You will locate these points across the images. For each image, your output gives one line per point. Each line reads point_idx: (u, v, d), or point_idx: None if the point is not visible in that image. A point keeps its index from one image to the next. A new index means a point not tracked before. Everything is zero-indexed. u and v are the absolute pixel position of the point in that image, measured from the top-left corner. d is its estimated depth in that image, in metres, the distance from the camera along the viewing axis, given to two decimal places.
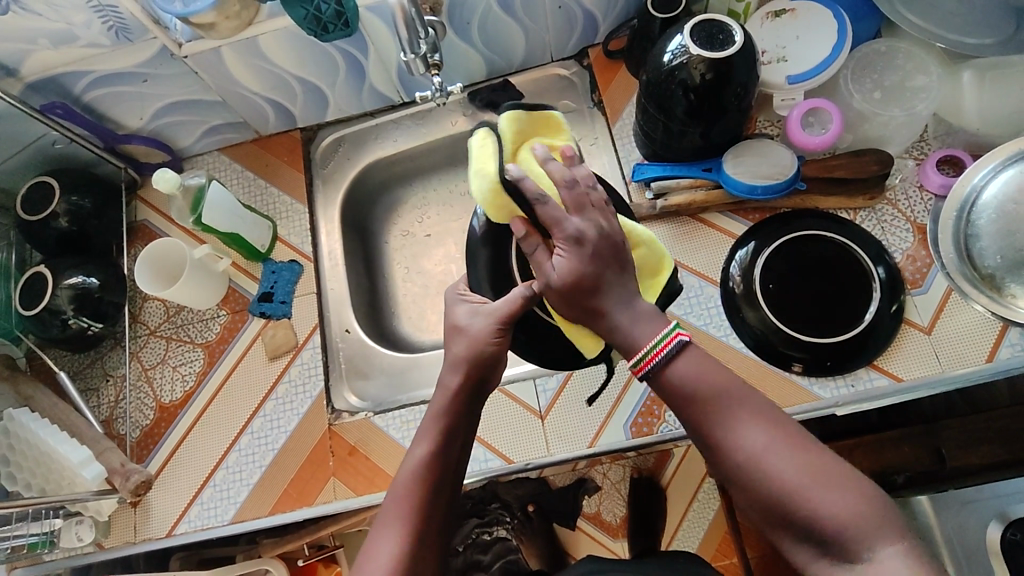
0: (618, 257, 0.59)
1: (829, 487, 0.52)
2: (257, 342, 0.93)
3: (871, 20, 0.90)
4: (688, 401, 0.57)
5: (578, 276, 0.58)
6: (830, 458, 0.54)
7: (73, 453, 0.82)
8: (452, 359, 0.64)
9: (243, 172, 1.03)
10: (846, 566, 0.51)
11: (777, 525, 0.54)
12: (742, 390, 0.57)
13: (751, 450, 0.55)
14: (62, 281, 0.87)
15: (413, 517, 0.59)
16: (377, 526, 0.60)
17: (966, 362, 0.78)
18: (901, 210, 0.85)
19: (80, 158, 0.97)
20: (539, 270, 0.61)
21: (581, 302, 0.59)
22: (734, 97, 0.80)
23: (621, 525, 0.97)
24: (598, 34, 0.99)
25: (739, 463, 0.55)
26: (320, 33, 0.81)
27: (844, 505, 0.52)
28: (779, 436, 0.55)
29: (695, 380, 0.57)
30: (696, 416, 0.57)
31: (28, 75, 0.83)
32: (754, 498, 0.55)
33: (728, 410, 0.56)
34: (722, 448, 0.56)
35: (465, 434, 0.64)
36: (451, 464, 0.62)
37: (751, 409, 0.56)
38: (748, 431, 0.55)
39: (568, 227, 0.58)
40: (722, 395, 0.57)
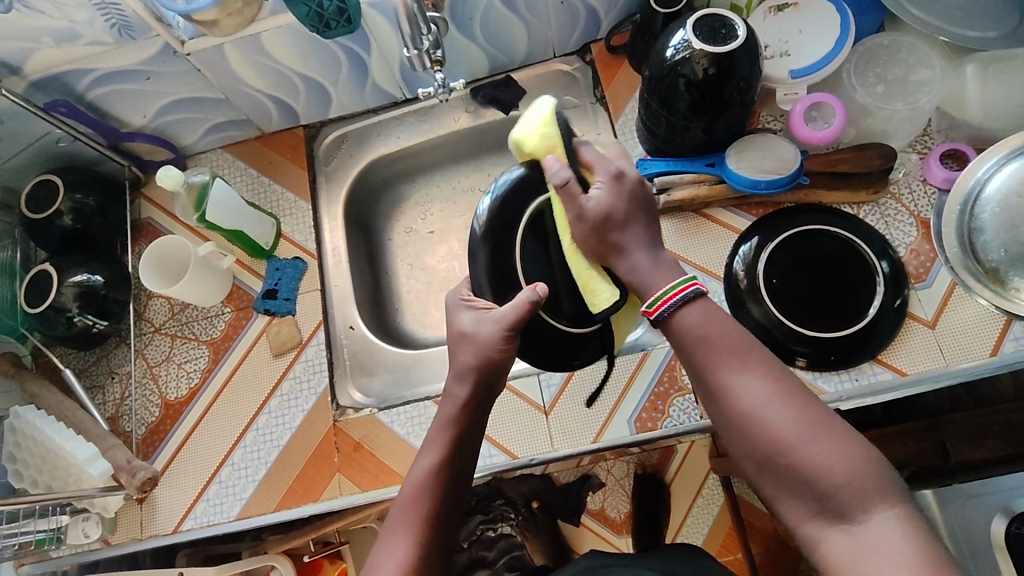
0: (646, 206, 0.65)
1: (828, 443, 0.54)
2: (262, 338, 0.93)
3: (874, 14, 0.90)
4: (696, 350, 0.59)
5: (612, 208, 0.63)
6: (830, 417, 0.56)
7: (80, 450, 0.83)
8: (460, 366, 0.64)
9: (246, 169, 1.03)
10: (840, 526, 0.52)
11: (772, 479, 0.56)
12: (750, 347, 0.59)
13: (754, 401, 0.57)
14: (67, 279, 0.88)
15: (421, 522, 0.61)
16: (387, 534, 0.62)
17: (970, 357, 0.78)
18: (905, 204, 0.85)
19: (84, 156, 0.97)
20: (571, 200, 0.63)
21: (611, 233, 0.63)
22: (737, 92, 0.80)
23: (626, 521, 0.97)
24: (601, 30, 0.99)
25: (742, 415, 0.57)
26: (322, 29, 0.81)
27: (840, 461, 0.53)
28: (782, 392, 0.57)
29: (704, 331, 0.59)
30: (702, 366, 0.59)
31: (31, 73, 0.83)
32: (753, 450, 0.56)
33: (735, 364, 0.58)
34: (724, 400, 0.58)
35: (473, 441, 0.65)
36: (460, 469, 0.64)
37: (757, 364, 0.58)
38: (752, 384, 0.57)
39: (610, 166, 0.65)
40: (730, 349, 0.59)
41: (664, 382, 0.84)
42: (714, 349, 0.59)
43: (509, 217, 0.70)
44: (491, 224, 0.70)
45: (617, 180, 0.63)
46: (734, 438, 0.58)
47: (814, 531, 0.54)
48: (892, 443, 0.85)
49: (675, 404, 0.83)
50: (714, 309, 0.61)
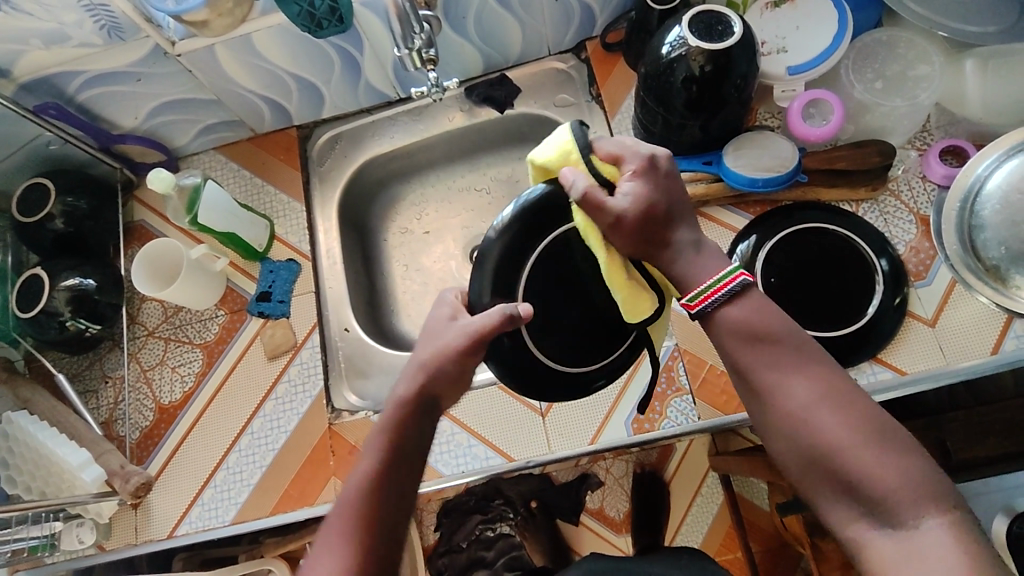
0: (681, 188, 0.59)
1: (879, 448, 0.51)
2: (256, 341, 0.93)
3: (872, 9, 0.89)
4: (740, 348, 0.56)
5: (650, 203, 0.57)
6: (883, 420, 0.53)
7: (72, 455, 0.82)
8: (410, 371, 0.62)
9: (239, 171, 1.02)
10: (888, 532, 0.50)
11: (817, 482, 0.53)
12: (798, 342, 0.56)
13: (802, 402, 0.54)
14: (59, 282, 0.87)
15: (354, 532, 0.57)
16: (321, 541, 0.58)
17: (970, 355, 0.78)
18: (904, 201, 0.84)
19: (74, 159, 0.96)
20: (601, 207, 0.56)
21: (648, 232, 0.57)
22: (734, 89, 0.79)
23: (625, 520, 0.96)
24: (596, 27, 0.98)
25: (787, 415, 0.54)
26: (314, 29, 0.80)
27: (891, 467, 0.51)
28: (832, 393, 0.54)
29: (751, 327, 0.56)
30: (746, 365, 0.56)
31: (21, 75, 0.82)
32: (798, 453, 0.54)
33: (781, 361, 0.56)
34: (770, 399, 0.55)
35: (416, 452, 0.61)
36: (401, 476, 0.60)
37: (806, 363, 0.55)
38: (800, 385, 0.55)
39: (640, 152, 0.58)
40: (777, 346, 0.56)
41: (662, 383, 0.84)
42: (760, 347, 0.56)
43: (533, 229, 0.65)
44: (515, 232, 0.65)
45: (648, 172, 0.57)
46: (777, 440, 0.55)
47: (860, 537, 0.51)
48: None
49: (672, 405, 0.83)
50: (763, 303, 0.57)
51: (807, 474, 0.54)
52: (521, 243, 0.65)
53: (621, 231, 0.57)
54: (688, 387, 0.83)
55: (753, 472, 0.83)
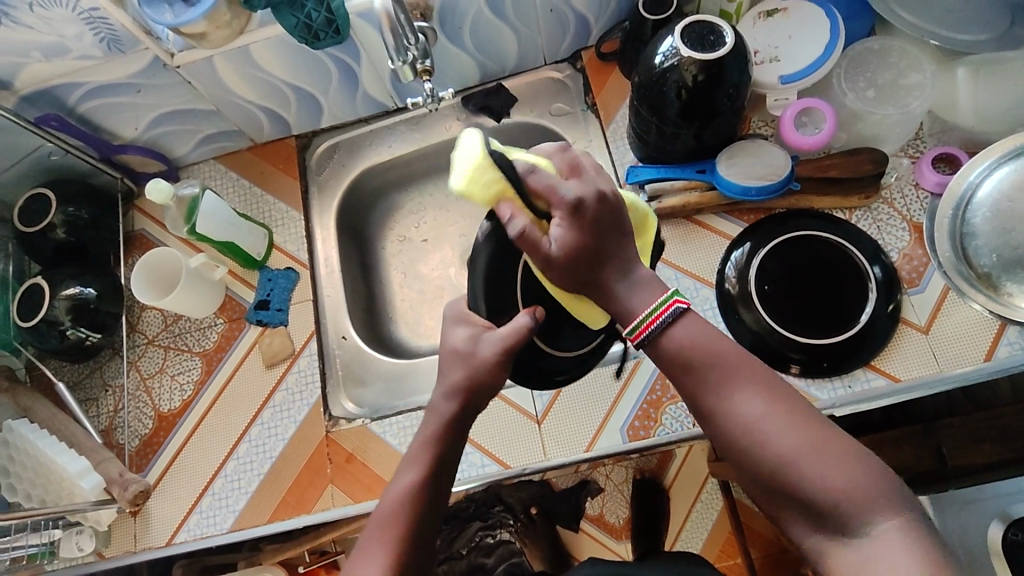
0: (616, 222, 0.57)
1: (828, 460, 0.51)
2: (255, 349, 0.93)
3: (863, 19, 0.90)
4: (683, 371, 0.56)
5: (580, 248, 0.56)
6: (831, 431, 0.53)
7: (72, 463, 0.83)
8: (448, 385, 0.62)
9: (238, 180, 1.03)
10: (844, 542, 0.50)
11: (773, 497, 0.53)
12: (739, 358, 0.55)
13: (749, 421, 0.54)
14: (59, 292, 0.88)
15: (398, 540, 0.58)
16: (361, 548, 0.59)
17: (964, 361, 0.78)
18: (897, 209, 0.85)
19: (75, 169, 0.97)
20: (531, 250, 0.57)
21: (578, 271, 0.57)
22: (727, 98, 0.79)
23: (625, 526, 0.97)
24: (591, 36, 0.99)
25: (735, 434, 0.54)
26: (311, 41, 0.81)
27: (842, 477, 0.51)
28: (777, 408, 0.54)
29: (693, 348, 0.55)
30: (692, 387, 0.56)
31: (22, 87, 0.84)
32: (749, 470, 0.54)
33: (724, 380, 0.55)
34: (719, 420, 0.55)
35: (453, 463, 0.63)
36: (440, 491, 0.61)
37: (751, 379, 0.55)
38: (746, 403, 0.54)
39: (565, 194, 0.56)
40: (720, 364, 0.55)
41: (657, 390, 0.84)
42: (704, 366, 0.55)
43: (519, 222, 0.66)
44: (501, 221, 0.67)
45: (576, 215, 0.55)
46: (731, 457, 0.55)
47: (820, 548, 0.51)
48: None
49: (668, 412, 0.83)
50: (702, 322, 0.56)
51: (764, 489, 0.54)
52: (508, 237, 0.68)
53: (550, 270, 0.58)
54: None
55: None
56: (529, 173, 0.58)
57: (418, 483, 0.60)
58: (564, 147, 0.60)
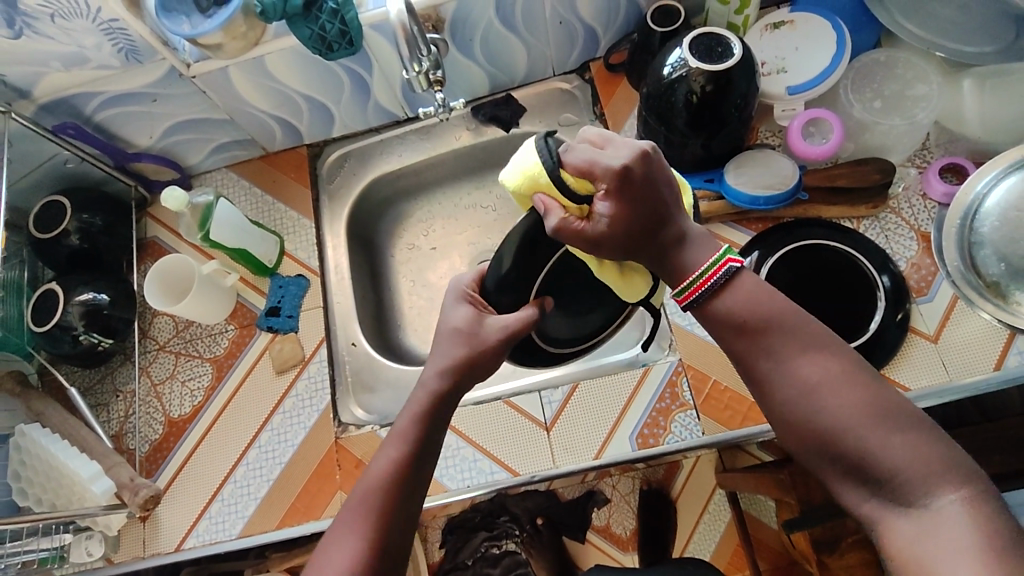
0: (658, 190, 0.58)
1: (887, 426, 0.52)
2: (265, 356, 0.94)
3: (869, 31, 0.91)
4: (739, 331, 0.57)
5: (629, 220, 0.58)
6: (891, 398, 0.53)
7: (84, 468, 0.84)
8: (441, 365, 0.63)
9: (250, 189, 1.04)
10: (899, 512, 0.51)
11: (829, 464, 0.54)
12: (797, 323, 0.56)
13: (808, 385, 0.54)
14: (73, 298, 0.89)
15: (375, 516, 0.57)
16: (339, 521, 0.58)
17: (974, 371, 0.78)
18: (905, 218, 0.85)
19: (89, 177, 0.98)
20: (574, 232, 0.59)
21: (627, 241, 0.59)
22: (734, 109, 0.80)
23: (632, 538, 0.96)
24: (600, 48, 1.00)
25: (791, 398, 0.55)
26: (325, 52, 0.83)
27: (902, 447, 0.51)
28: (836, 374, 0.54)
29: (750, 311, 0.56)
30: (748, 350, 0.57)
31: (41, 96, 0.85)
32: (805, 437, 0.55)
33: (781, 345, 0.56)
34: (775, 385, 0.56)
35: (435, 441, 0.62)
36: (423, 465, 0.61)
37: (809, 343, 0.56)
38: (805, 367, 0.55)
39: (604, 169, 0.57)
40: (776, 329, 0.56)
41: (666, 398, 0.84)
42: (763, 332, 0.56)
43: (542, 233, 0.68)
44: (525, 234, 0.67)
45: (615, 188, 0.57)
46: (785, 424, 0.56)
47: (875, 518, 0.52)
48: None
49: (677, 420, 0.83)
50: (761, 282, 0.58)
51: (819, 457, 0.54)
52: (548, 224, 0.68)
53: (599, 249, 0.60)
54: (692, 402, 0.84)
55: (758, 488, 0.84)
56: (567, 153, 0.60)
57: (403, 457, 0.60)
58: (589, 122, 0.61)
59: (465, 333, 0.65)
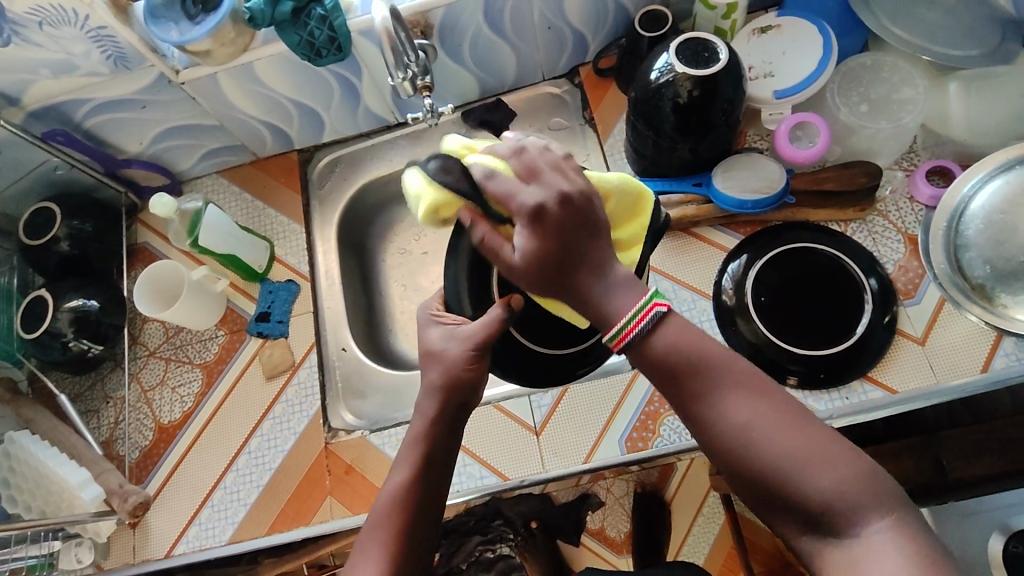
0: (581, 227, 0.56)
1: (819, 460, 0.51)
2: (255, 361, 0.94)
3: (856, 35, 0.92)
4: (665, 375, 0.56)
5: (545, 254, 0.56)
6: (817, 432, 0.53)
7: (73, 474, 0.83)
8: (427, 384, 0.63)
9: (241, 194, 1.04)
10: (835, 545, 0.50)
11: (764, 500, 0.53)
12: (724, 360, 0.55)
13: (736, 428, 0.53)
14: (62, 304, 0.89)
15: (389, 544, 0.59)
16: (357, 551, 0.60)
17: (961, 373, 0.78)
18: (892, 221, 0.86)
19: (79, 184, 0.98)
20: (495, 253, 0.59)
21: (544, 278, 0.57)
22: (721, 113, 0.81)
23: (625, 541, 0.96)
24: (589, 53, 1.00)
25: (722, 437, 0.54)
26: (314, 58, 0.83)
27: (834, 482, 0.51)
28: (763, 412, 0.53)
29: (678, 351, 0.55)
30: (677, 392, 0.56)
31: (29, 103, 0.85)
32: (740, 475, 0.54)
33: (710, 383, 0.55)
34: (708, 424, 0.55)
35: (443, 460, 0.63)
36: (432, 491, 0.61)
37: (735, 382, 0.55)
38: (731, 409, 0.54)
39: (523, 201, 0.57)
40: (705, 368, 0.55)
41: (655, 402, 0.84)
42: (693, 371, 0.55)
43: None
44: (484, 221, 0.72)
45: (536, 223, 0.56)
46: (721, 461, 0.55)
47: (813, 551, 0.51)
48: (887, 459, 0.84)
49: (666, 424, 0.83)
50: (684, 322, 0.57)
51: (754, 494, 0.54)
52: None
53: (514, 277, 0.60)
54: None
55: None
56: (488, 177, 0.58)
57: (406, 487, 0.61)
58: (519, 145, 0.60)
59: (438, 359, 0.63)
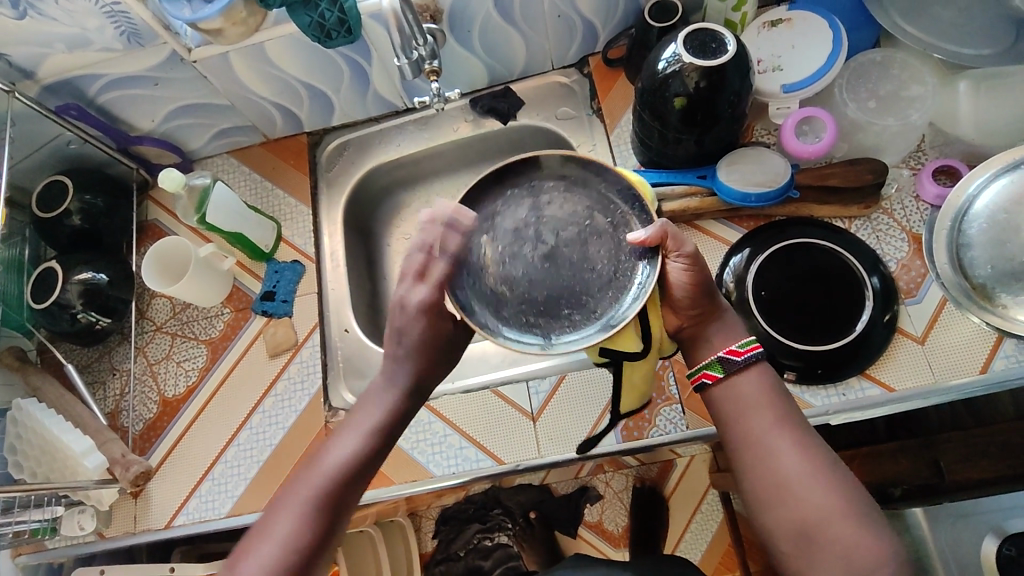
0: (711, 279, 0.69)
1: (854, 523, 0.57)
2: (259, 339, 0.95)
3: (867, 31, 0.91)
4: (740, 412, 0.64)
5: (700, 278, 0.67)
6: (863, 501, 0.59)
7: (77, 442, 0.85)
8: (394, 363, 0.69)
9: (250, 174, 1.06)
10: None
11: (795, 546, 0.58)
12: (792, 416, 0.63)
13: (796, 473, 0.60)
14: (72, 276, 0.90)
15: (323, 503, 0.62)
16: (270, 513, 0.62)
17: (959, 373, 0.77)
18: (897, 219, 0.85)
19: (92, 159, 1.00)
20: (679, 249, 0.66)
21: (705, 293, 0.68)
22: (728, 105, 0.81)
23: (623, 535, 1.02)
24: (598, 43, 1.00)
25: (776, 478, 0.60)
26: (323, 39, 0.84)
27: (863, 541, 0.56)
28: (821, 469, 0.60)
29: (752, 397, 0.64)
30: (747, 429, 0.63)
31: (44, 77, 0.86)
32: (784, 516, 0.59)
33: (775, 428, 0.63)
34: (768, 463, 0.61)
35: (384, 452, 0.67)
36: (369, 465, 0.65)
37: (797, 436, 0.62)
38: (790, 456, 0.61)
39: (686, 243, 0.66)
40: (773, 413, 0.63)
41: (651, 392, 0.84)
42: (763, 411, 0.63)
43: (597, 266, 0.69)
44: (624, 290, 0.67)
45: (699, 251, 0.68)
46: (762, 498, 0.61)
47: None
48: (886, 459, 0.90)
49: (662, 414, 0.83)
50: (772, 378, 0.66)
51: (787, 536, 0.59)
52: (604, 260, 0.69)
53: (681, 263, 0.67)
54: (677, 396, 0.83)
55: None
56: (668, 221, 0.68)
57: (355, 456, 0.64)
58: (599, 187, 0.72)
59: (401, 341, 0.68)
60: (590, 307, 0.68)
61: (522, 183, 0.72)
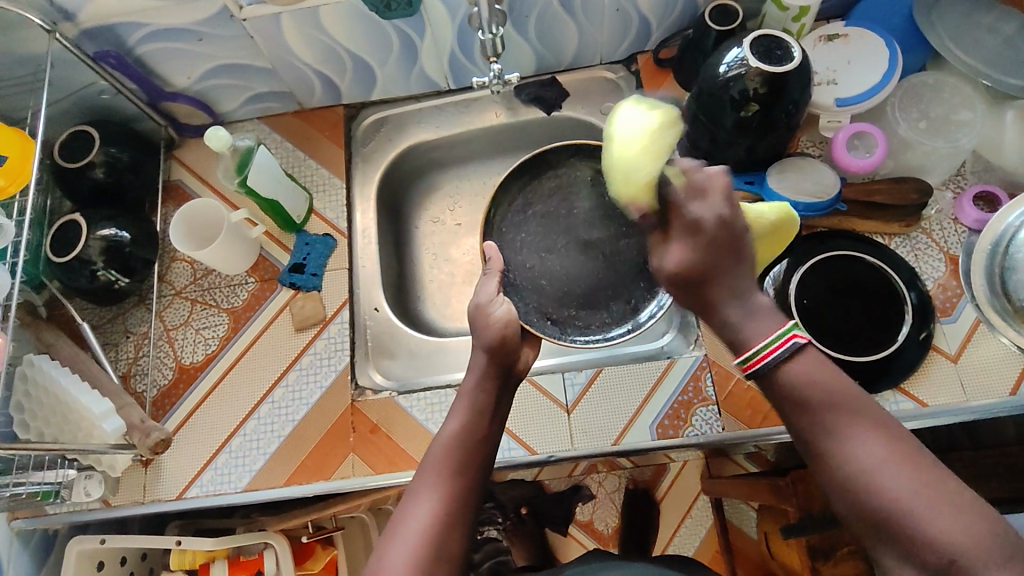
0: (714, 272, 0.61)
1: (944, 507, 0.52)
2: (286, 311, 0.92)
3: (919, 53, 0.93)
4: (800, 406, 0.57)
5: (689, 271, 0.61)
6: (949, 480, 0.53)
7: (95, 404, 0.81)
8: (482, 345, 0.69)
9: (283, 142, 1.03)
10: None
11: (880, 539, 0.54)
12: (853, 399, 0.57)
13: (870, 464, 0.54)
14: (94, 231, 0.86)
15: (451, 478, 0.63)
16: (409, 496, 0.63)
17: (989, 394, 0.79)
18: (935, 240, 0.87)
19: (122, 112, 0.96)
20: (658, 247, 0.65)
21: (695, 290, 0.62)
22: (784, 113, 0.81)
23: (613, 534, 1.06)
24: (649, 42, 1.00)
25: (848, 472, 0.55)
26: (382, 10, 0.85)
27: (958, 528, 0.51)
28: (896, 454, 0.54)
29: (809, 386, 0.57)
30: (805, 425, 0.57)
31: (85, 21, 0.82)
32: (864, 512, 0.54)
33: (836, 417, 0.57)
34: (837, 458, 0.56)
35: (494, 419, 0.68)
36: (481, 435, 0.66)
37: (865, 422, 0.56)
38: (860, 446, 0.55)
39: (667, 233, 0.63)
40: (832, 399, 0.57)
41: (689, 392, 0.84)
42: (822, 398, 0.57)
43: (623, 257, 0.87)
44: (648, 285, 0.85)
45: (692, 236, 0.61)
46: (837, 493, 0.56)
47: None
48: None
49: (698, 414, 0.83)
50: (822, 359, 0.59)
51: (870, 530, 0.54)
52: (628, 253, 0.88)
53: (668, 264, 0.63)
54: (714, 398, 0.83)
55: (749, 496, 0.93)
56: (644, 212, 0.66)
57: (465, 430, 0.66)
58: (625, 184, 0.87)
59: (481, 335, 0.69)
60: (624, 299, 0.86)
61: (554, 185, 0.89)
